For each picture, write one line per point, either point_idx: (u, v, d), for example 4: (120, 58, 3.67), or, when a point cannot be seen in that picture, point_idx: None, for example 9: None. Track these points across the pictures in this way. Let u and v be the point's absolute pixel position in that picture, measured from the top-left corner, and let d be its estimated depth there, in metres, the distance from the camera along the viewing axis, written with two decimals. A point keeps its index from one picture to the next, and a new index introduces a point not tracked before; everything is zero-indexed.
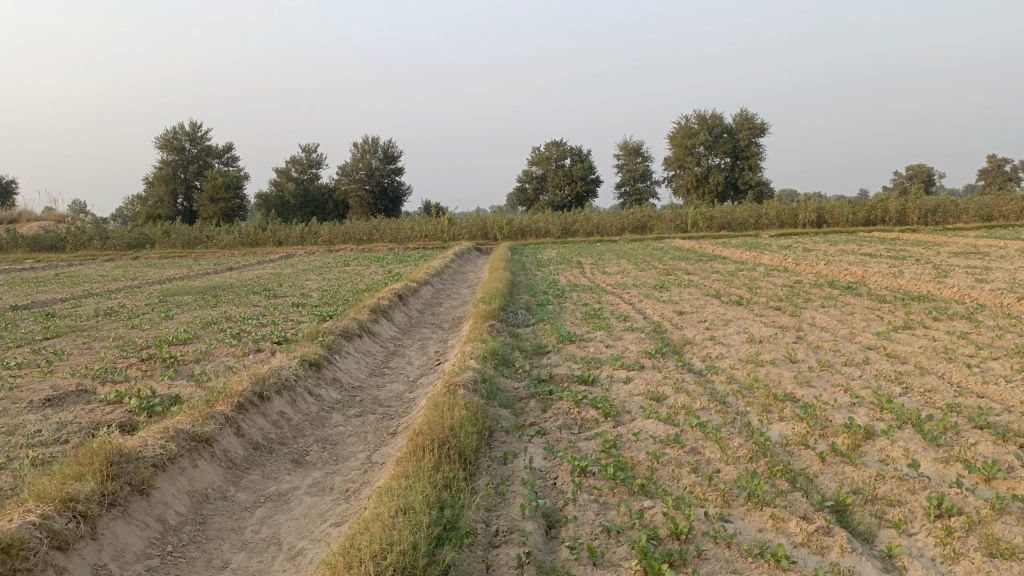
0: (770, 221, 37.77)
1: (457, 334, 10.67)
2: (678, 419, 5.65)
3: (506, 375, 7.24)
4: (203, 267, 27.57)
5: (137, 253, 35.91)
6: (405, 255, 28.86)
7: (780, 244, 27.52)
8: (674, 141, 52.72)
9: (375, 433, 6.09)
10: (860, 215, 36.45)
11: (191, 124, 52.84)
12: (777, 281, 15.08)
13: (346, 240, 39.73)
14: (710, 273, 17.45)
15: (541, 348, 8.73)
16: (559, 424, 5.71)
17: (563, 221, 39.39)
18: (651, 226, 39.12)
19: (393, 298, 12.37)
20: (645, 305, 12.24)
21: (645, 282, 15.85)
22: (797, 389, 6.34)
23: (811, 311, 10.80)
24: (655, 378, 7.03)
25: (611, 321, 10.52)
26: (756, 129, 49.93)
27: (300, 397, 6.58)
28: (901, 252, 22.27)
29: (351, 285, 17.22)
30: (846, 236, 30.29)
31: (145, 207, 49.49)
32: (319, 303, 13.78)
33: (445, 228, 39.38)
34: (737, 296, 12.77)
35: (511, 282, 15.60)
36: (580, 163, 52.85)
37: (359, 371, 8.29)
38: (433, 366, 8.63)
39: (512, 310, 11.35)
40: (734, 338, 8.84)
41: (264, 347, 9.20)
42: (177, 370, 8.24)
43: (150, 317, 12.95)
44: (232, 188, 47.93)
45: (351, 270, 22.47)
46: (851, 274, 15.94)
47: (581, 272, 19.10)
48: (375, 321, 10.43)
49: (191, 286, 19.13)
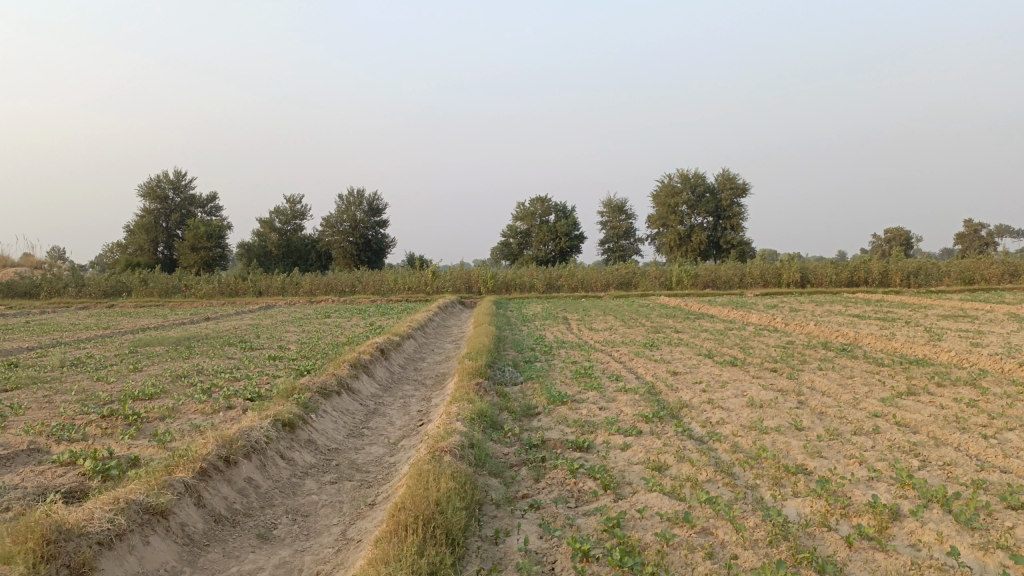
0: (754, 279, 37.77)
1: (441, 392, 10.14)
2: (685, 492, 5.18)
3: (495, 439, 6.73)
4: (180, 316, 26.91)
5: (112, 301, 35.17)
6: (387, 308, 28.40)
7: (766, 304, 27.37)
8: (657, 199, 53.12)
9: (352, 503, 5.55)
10: (844, 276, 36.55)
11: (176, 172, 52.62)
12: (768, 342, 14.75)
13: (328, 291, 39.18)
14: (699, 332, 17.11)
15: (530, 409, 8.23)
16: (555, 498, 5.21)
17: (547, 276, 39.19)
18: (635, 282, 38.99)
19: (374, 353, 11.85)
20: (636, 363, 11.81)
21: (634, 340, 15.46)
22: (808, 459, 5.90)
23: (809, 373, 10.42)
24: (654, 444, 6.56)
25: (603, 381, 10.07)
26: (738, 190, 50.48)
27: (270, 462, 6.03)
28: (888, 313, 22.10)
29: (331, 338, 16.70)
30: (830, 297, 30.24)
31: (124, 254, 48.84)
32: (297, 356, 13.25)
33: (428, 280, 39.05)
34: (730, 356, 12.39)
35: (496, 338, 15.16)
36: (564, 219, 53.01)
37: (336, 431, 7.75)
38: (415, 427, 8.10)
39: (500, 368, 10.86)
40: (733, 402, 8.40)
41: (235, 405, 8.62)
42: (141, 428, 7.65)
43: (118, 368, 12.35)
44: (214, 237, 47.46)
45: (332, 322, 21.96)
46: (843, 335, 15.67)
47: (567, 328, 18.70)
48: (355, 377, 9.90)
49: (165, 336, 18.50)
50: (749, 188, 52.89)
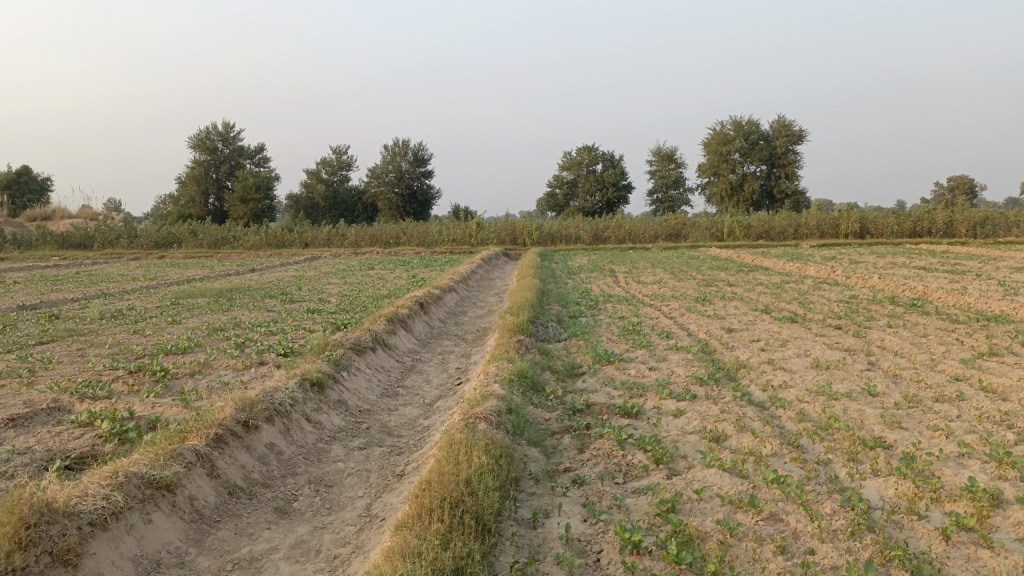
0: (810, 230, 36.26)
1: (481, 348, 9.66)
2: (748, 470, 4.60)
3: (536, 403, 6.22)
4: (227, 267, 26.98)
5: (163, 253, 35.57)
6: (431, 259, 28.05)
7: (824, 256, 26.14)
8: (708, 147, 51.37)
9: (379, 473, 5.11)
10: (906, 227, 34.81)
11: (224, 124, 52.59)
12: (829, 296, 13.87)
13: (373, 243, 39.00)
14: (754, 285, 16.27)
15: (574, 369, 7.68)
16: (600, 473, 4.68)
17: (594, 226, 38.27)
18: (685, 233, 37.86)
19: (414, 307, 11.40)
20: (688, 319, 11.14)
21: (685, 294, 14.74)
22: (887, 433, 5.26)
23: (878, 331, 9.63)
24: (711, 410, 5.97)
25: (653, 338, 9.46)
26: (794, 137, 48.40)
27: (295, 426, 5.64)
28: (956, 266, 20.82)
29: (372, 291, 16.35)
30: (892, 248, 28.79)
31: (176, 206, 49.36)
32: (336, 309, 12.92)
33: (473, 232, 38.56)
34: (789, 312, 11.63)
35: (541, 291, 14.61)
36: (612, 169, 51.71)
37: (370, 391, 7.35)
38: (452, 387, 7.64)
39: (543, 323, 10.31)
40: (796, 363, 7.71)
41: (266, 361, 8.28)
42: (167, 385, 7.36)
43: (157, 321, 12.18)
44: (262, 189, 47.57)
45: (375, 274, 21.68)
46: (910, 289, 14.65)
47: (615, 281, 18.06)
48: (391, 333, 9.47)
49: (209, 288, 18.42)
50: (805, 135, 50.70)
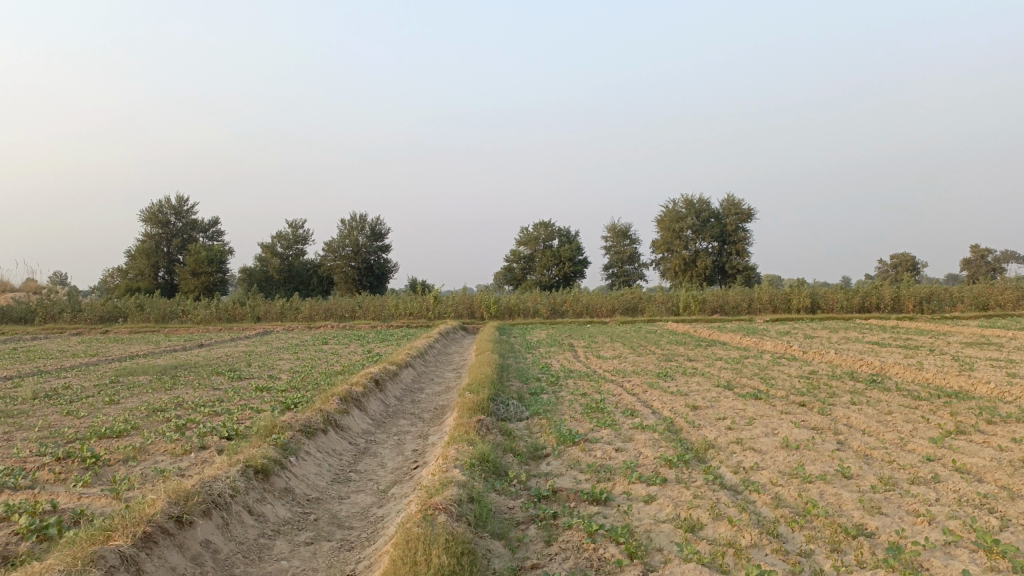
0: (763, 305, 36.81)
1: (439, 429, 9.23)
2: (729, 565, 4.29)
3: (498, 489, 5.84)
4: (174, 342, 26.06)
5: (107, 327, 34.34)
6: (386, 334, 27.56)
7: (778, 330, 26.41)
8: (661, 224, 52.41)
9: (327, 573, 4.64)
10: (855, 302, 35.58)
11: (178, 197, 51.96)
12: (788, 371, 13.82)
13: (328, 317, 38.33)
14: (714, 360, 16.19)
15: (537, 451, 7.32)
16: (570, 570, 4.32)
17: (551, 301, 38.29)
18: (642, 307, 38.09)
19: (368, 384, 10.95)
20: (651, 396, 10.91)
21: (646, 369, 14.56)
22: (868, 520, 5.02)
23: (842, 408, 9.50)
24: (683, 496, 5.68)
25: (617, 416, 9.17)
26: (744, 214, 49.71)
27: (234, 520, 5.15)
28: (908, 341, 21.13)
29: (326, 367, 15.80)
30: (843, 323, 29.27)
31: (124, 279, 48.07)
32: (287, 387, 12.38)
33: (430, 306, 38.22)
34: (752, 388, 11.49)
35: (500, 367, 14.27)
36: (568, 244, 52.29)
37: (319, 477, 6.87)
38: (408, 472, 7.20)
39: (503, 401, 9.96)
40: (765, 443, 7.49)
41: (209, 445, 7.74)
42: (98, 473, 6.76)
43: (93, 401, 11.47)
44: (215, 262, 46.72)
45: (328, 349, 21.11)
46: (867, 365, 14.71)
47: (574, 356, 17.83)
48: (344, 412, 9.00)
49: (153, 364, 17.61)
50: (754, 213, 52.18)
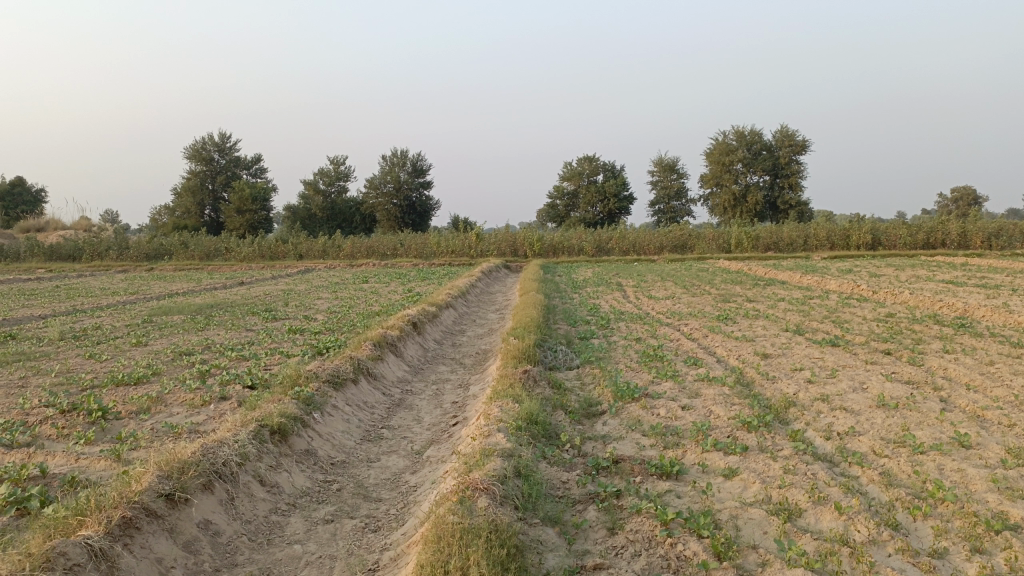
0: (820, 241, 35.04)
1: (481, 378, 8.38)
2: (846, 573, 3.37)
3: (549, 458, 4.98)
4: (215, 280, 25.69)
5: (151, 265, 34.33)
6: (428, 272, 26.81)
7: (839, 268, 24.87)
8: (710, 158, 50.29)
9: (346, 563, 3.85)
10: (919, 239, 33.55)
11: (220, 134, 51.37)
12: (861, 314, 12.62)
13: (370, 254, 37.77)
14: (776, 301, 15.05)
15: (591, 408, 6.44)
16: (643, 574, 3.45)
17: (597, 238, 37.11)
18: (691, 244, 36.69)
19: (405, 327, 10.12)
20: (713, 342, 9.91)
21: (703, 311, 13.50)
22: (1010, 508, 4.04)
23: (936, 358, 8.37)
24: (772, 470, 4.76)
25: (679, 366, 8.21)
26: (797, 146, 47.26)
27: (240, 494, 4.40)
28: (984, 279, 19.57)
29: (364, 307, 15.10)
30: (908, 261, 27.51)
31: (171, 217, 48.13)
32: (321, 329, 11.68)
33: (473, 243, 37.35)
34: (825, 333, 10.42)
35: (545, 308, 13.38)
36: (614, 179, 50.63)
37: (347, 435, 6.09)
38: (447, 430, 6.37)
39: (551, 348, 9.07)
40: (856, 401, 6.48)
41: (229, 396, 7.07)
42: (104, 429, 6.10)
43: (119, 343, 10.92)
44: (259, 200, 46.39)
45: (368, 288, 20.44)
46: (948, 307, 13.41)
47: (624, 296, 16.83)
48: (377, 359, 8.19)
49: (189, 303, 17.13)
50: (809, 144, 49.58)
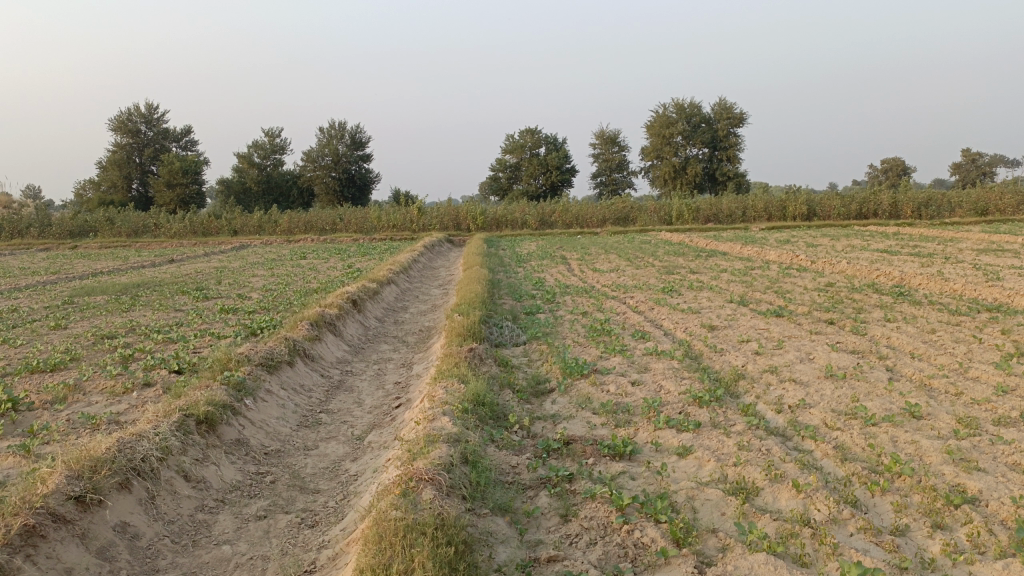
0: (758, 212, 35.56)
1: (424, 357, 8.08)
2: (810, 556, 3.23)
3: (497, 442, 4.74)
4: (143, 258, 24.58)
5: (75, 243, 32.70)
6: (368, 247, 26.19)
7: (778, 239, 25.22)
8: (651, 130, 50.46)
9: (280, 565, 3.55)
10: (852, 209, 34.31)
11: (147, 104, 49.11)
12: (802, 285, 12.71)
13: (308, 230, 36.78)
14: (719, 272, 15.09)
15: (539, 386, 6.23)
16: (601, 565, 3.25)
17: (540, 211, 36.91)
18: (633, 217, 36.83)
19: (344, 305, 9.72)
20: (659, 314, 9.81)
21: (648, 283, 13.43)
22: (967, 481, 3.98)
23: (878, 328, 8.43)
24: (727, 446, 4.63)
25: (627, 341, 8.06)
26: (735, 119, 47.77)
27: (161, 492, 4.04)
28: (916, 248, 20.05)
29: (301, 284, 14.56)
30: (842, 231, 28.12)
31: (97, 192, 45.97)
32: (256, 308, 11.17)
33: (414, 217, 36.72)
34: (768, 304, 10.44)
35: (489, 282, 13.11)
36: (555, 152, 50.40)
37: (282, 422, 5.74)
38: (388, 414, 6.07)
39: (496, 324, 8.82)
40: (805, 373, 6.42)
41: (154, 382, 6.61)
42: (14, 421, 5.59)
43: (35, 326, 10.22)
44: (190, 173, 44.65)
45: (306, 264, 19.80)
46: (885, 276, 13.63)
47: (569, 269, 16.67)
48: (314, 340, 7.81)
49: (115, 283, 16.26)
50: (746, 116, 50.14)
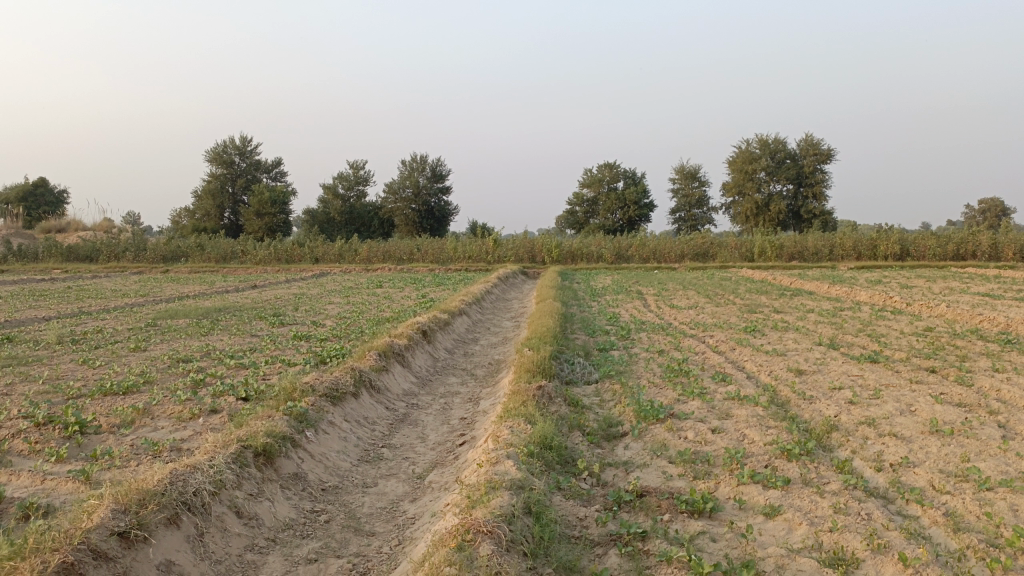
0: (845, 251, 34.13)
1: (492, 392, 7.80)
2: None
3: (564, 490, 4.40)
4: (228, 284, 25.33)
5: (167, 267, 34.12)
6: (443, 278, 26.29)
7: (868, 279, 24.06)
8: (732, 165, 49.44)
9: None
10: (949, 250, 32.52)
11: (240, 138, 51.29)
12: (897, 329, 11.88)
13: (386, 259, 37.36)
14: (805, 313, 14.34)
15: (611, 430, 5.85)
16: None
17: (616, 245, 36.47)
18: (713, 253, 35.94)
19: (414, 336, 9.58)
20: (741, 356, 9.27)
21: (729, 322, 12.84)
22: None
23: (987, 378, 7.69)
24: (821, 509, 4.15)
25: (706, 383, 7.60)
26: (822, 155, 46.32)
27: (211, 529, 3.87)
28: (1023, 292, 18.69)
29: (375, 313, 14.59)
30: (937, 272, 26.57)
31: (191, 220, 48.07)
32: (328, 336, 11.17)
33: (490, 249, 36.81)
34: (861, 349, 9.76)
35: (563, 316, 12.80)
36: (634, 186, 49.93)
37: (343, 456, 5.54)
38: (452, 452, 5.80)
39: (568, 360, 8.49)
40: (907, 427, 5.83)
41: (221, 410, 6.57)
42: (80, 445, 5.60)
43: (118, 347, 10.47)
44: (278, 203, 46.19)
45: (381, 293, 19.97)
46: (989, 321, 12.63)
47: (645, 305, 16.22)
48: (381, 371, 7.64)
49: (198, 307, 16.69)
50: (834, 153, 48.56)
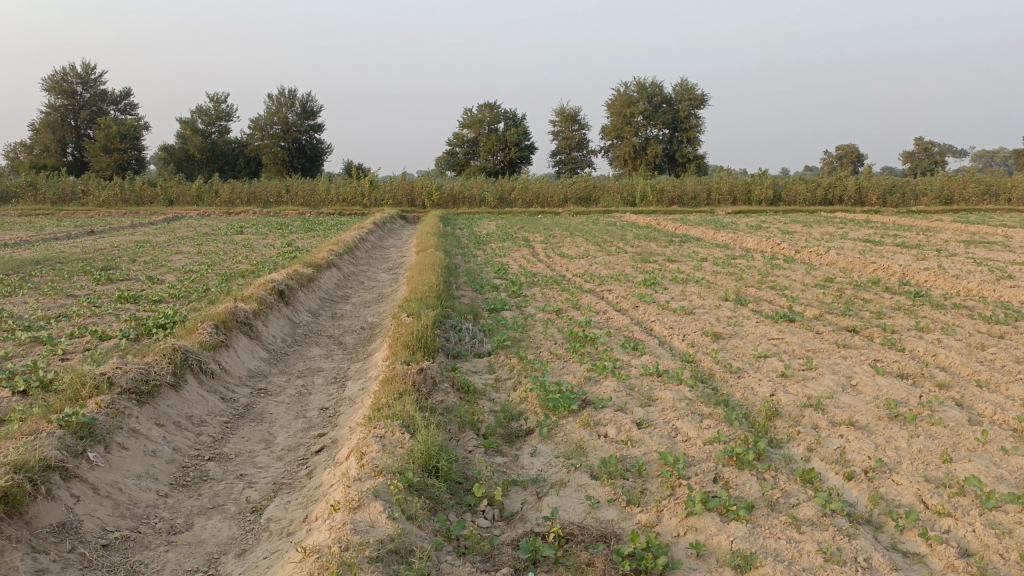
0: (723, 195, 34.28)
1: (362, 370, 6.35)
2: None
3: (456, 548, 3.07)
4: (61, 229, 22.06)
5: None
6: (313, 223, 24.13)
7: (748, 224, 23.95)
8: (612, 108, 48.82)
9: None
10: (818, 194, 33.29)
11: (83, 65, 45.66)
12: (798, 279, 11.28)
13: (251, 201, 34.36)
14: (700, 262, 13.60)
15: (513, 427, 4.60)
16: None
17: (499, 188, 35.12)
18: (596, 197, 35.26)
19: (267, 298, 7.89)
20: (647, 316, 8.22)
21: (625, 274, 11.86)
22: None
23: (915, 340, 6.97)
24: (806, 555, 3.05)
25: (616, 353, 6.47)
26: (697, 100, 46.49)
27: None
28: (897, 237, 18.92)
29: (229, 266, 12.58)
30: (811, 217, 26.97)
31: (28, 155, 42.55)
32: (165, 297, 9.24)
33: (366, 191, 34.54)
34: (771, 304, 8.96)
35: (446, 268, 11.40)
36: (515, 127, 48.51)
37: (146, 485, 4.00)
38: (301, 469, 4.34)
39: (454, 327, 7.15)
40: (860, 411, 4.91)
41: None
42: None
43: None
44: (129, 138, 41.60)
45: (241, 241, 17.73)
46: (883, 269, 12.29)
47: (533, 254, 15.05)
48: (218, 348, 6.02)
49: (14, 259, 13.99)
50: (708, 98, 48.90)
